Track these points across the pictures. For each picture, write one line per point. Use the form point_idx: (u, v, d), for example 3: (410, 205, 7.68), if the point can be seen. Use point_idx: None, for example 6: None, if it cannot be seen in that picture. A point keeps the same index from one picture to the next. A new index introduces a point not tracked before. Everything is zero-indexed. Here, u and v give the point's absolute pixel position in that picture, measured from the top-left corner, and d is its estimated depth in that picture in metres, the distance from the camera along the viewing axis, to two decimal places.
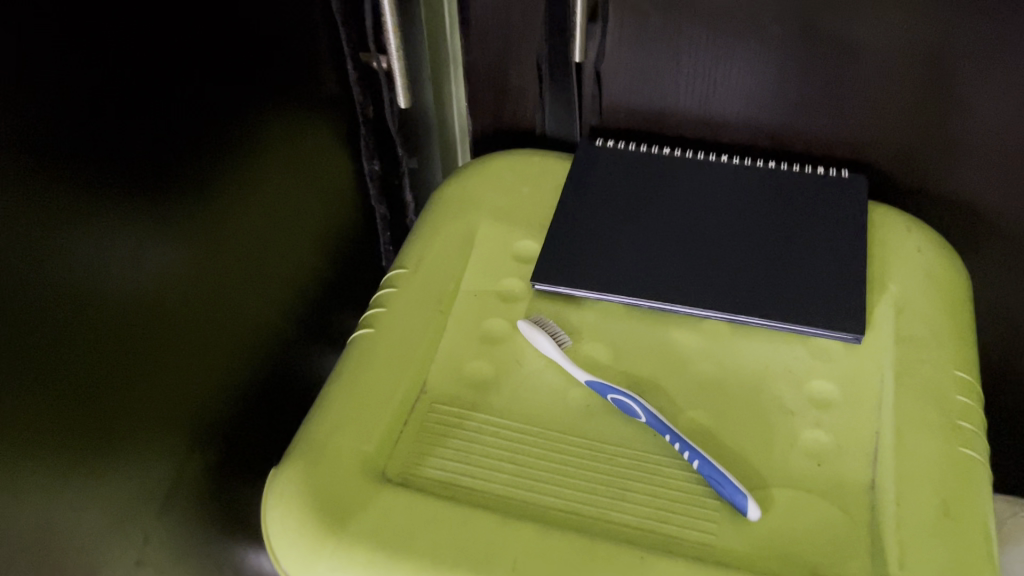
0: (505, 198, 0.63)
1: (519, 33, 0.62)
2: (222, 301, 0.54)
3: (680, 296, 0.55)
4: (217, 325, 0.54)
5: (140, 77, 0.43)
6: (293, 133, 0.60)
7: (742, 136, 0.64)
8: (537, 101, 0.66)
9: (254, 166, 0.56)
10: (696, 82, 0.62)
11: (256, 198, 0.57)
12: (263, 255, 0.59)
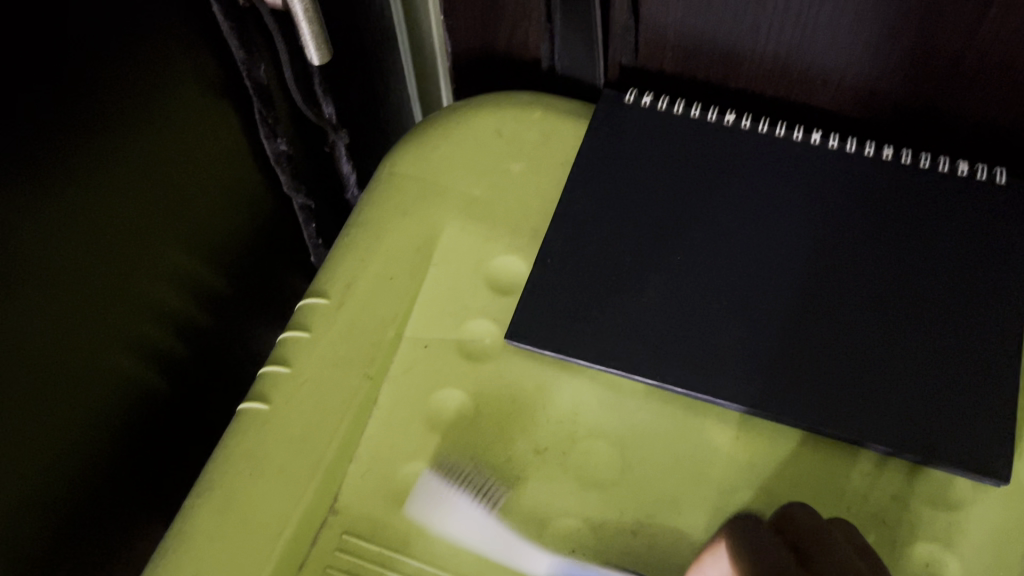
0: (486, 179, 0.44)
1: None
2: (43, 358, 0.34)
3: (729, 379, 0.36)
4: (32, 398, 0.34)
5: None
6: (173, 79, 0.37)
7: (847, 99, 0.43)
8: (543, 27, 0.45)
9: (97, 146, 0.34)
10: (787, 21, 0.40)
11: (107, 192, 0.35)
12: (128, 269, 0.38)
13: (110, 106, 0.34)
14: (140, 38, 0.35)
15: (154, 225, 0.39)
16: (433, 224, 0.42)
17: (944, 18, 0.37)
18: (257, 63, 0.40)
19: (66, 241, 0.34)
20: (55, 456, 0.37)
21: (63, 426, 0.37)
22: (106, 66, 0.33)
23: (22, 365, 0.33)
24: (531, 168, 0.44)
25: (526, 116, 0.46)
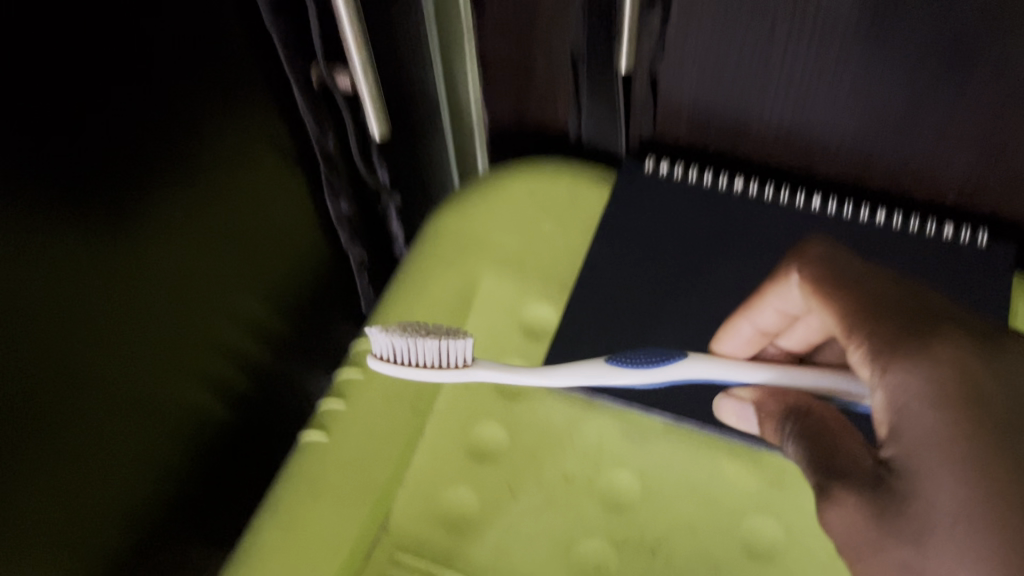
0: (519, 238, 0.49)
1: (548, 20, 0.46)
2: (124, 380, 0.38)
3: (735, 417, 0.41)
4: (112, 416, 0.38)
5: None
6: (246, 140, 0.42)
7: (843, 168, 0.48)
8: (571, 103, 0.51)
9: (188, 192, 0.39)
10: (790, 98, 0.45)
11: (190, 235, 0.40)
12: (200, 306, 0.43)
13: (199, 159, 0.39)
14: (225, 106, 0.40)
15: (224, 270, 0.44)
16: (472, 276, 0.47)
17: (926, 96, 0.42)
18: (325, 139, 0.47)
19: (167, 262, 0.39)
20: (126, 469, 0.40)
21: (133, 445, 0.40)
22: (198, 125, 0.39)
23: (107, 386, 0.37)
24: (560, 228, 0.49)
25: (554, 180, 0.51)
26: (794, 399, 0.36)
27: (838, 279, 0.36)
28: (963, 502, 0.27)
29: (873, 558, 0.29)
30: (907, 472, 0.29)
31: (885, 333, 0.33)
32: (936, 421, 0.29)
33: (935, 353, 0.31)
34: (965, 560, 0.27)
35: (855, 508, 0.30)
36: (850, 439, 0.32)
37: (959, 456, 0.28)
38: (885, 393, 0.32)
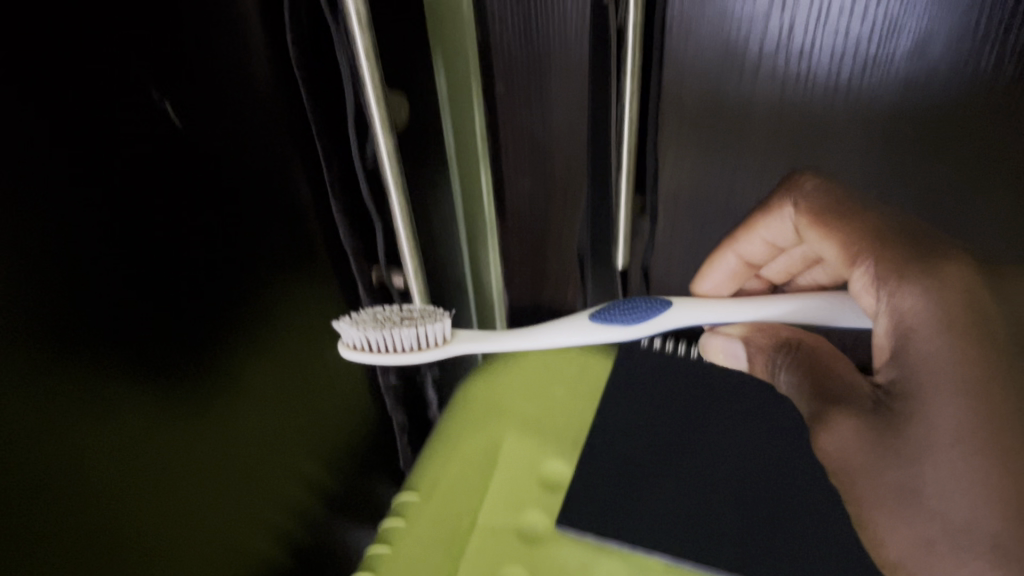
0: (536, 404, 0.57)
1: (560, 221, 0.58)
2: (230, 506, 0.41)
3: (728, 552, 0.46)
4: (218, 545, 0.40)
5: (182, 221, 0.34)
6: (311, 305, 0.46)
7: None
8: (579, 290, 0.62)
9: (235, 341, 0.39)
10: None
11: (255, 388, 0.42)
12: (284, 453, 0.46)
13: (260, 314, 0.41)
14: (328, 282, 0.47)
15: (302, 424, 0.48)
16: (496, 436, 0.55)
17: None
18: None
19: (223, 456, 0.40)
20: None
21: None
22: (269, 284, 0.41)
23: (217, 509, 0.40)
24: (571, 395, 0.58)
25: (565, 356, 0.60)
26: (778, 334, 0.44)
27: (839, 211, 0.45)
28: (959, 414, 0.32)
29: (875, 481, 0.34)
30: (898, 393, 0.35)
31: (892, 259, 0.39)
32: (934, 342, 0.34)
33: (947, 277, 0.37)
34: (956, 479, 0.32)
35: (857, 429, 0.36)
36: (839, 365, 0.39)
37: (957, 357, 0.33)
38: (892, 311, 0.38)
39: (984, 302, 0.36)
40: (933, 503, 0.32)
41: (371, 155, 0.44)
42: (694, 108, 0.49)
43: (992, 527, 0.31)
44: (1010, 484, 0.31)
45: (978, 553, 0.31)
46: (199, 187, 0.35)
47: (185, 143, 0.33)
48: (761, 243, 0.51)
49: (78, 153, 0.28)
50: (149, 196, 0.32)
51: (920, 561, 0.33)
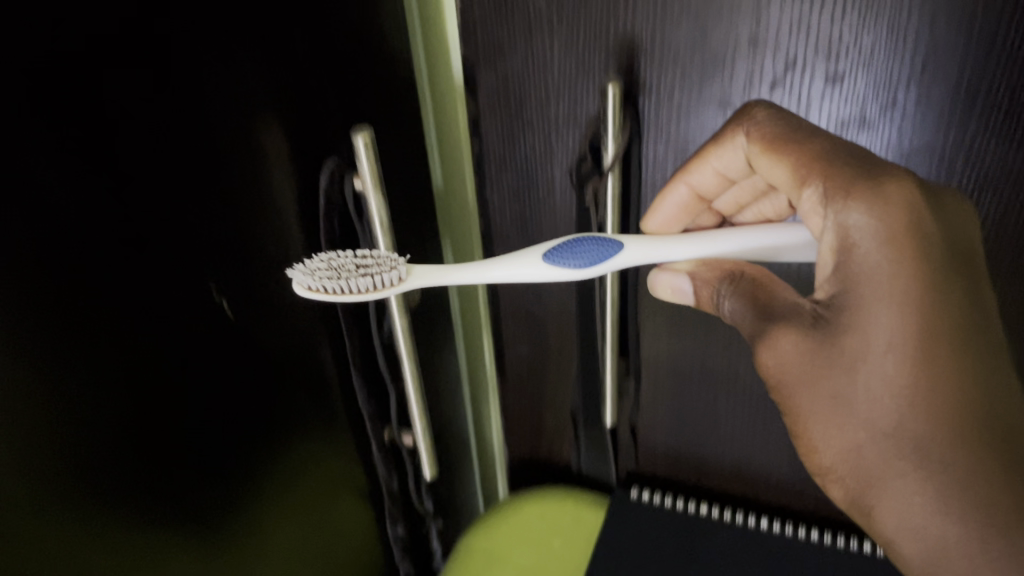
0: (539, 554, 0.60)
1: (554, 381, 0.65)
2: None
3: None
4: None
5: (225, 383, 0.39)
6: (327, 457, 0.50)
7: (787, 484, 0.65)
8: (572, 444, 0.67)
9: (259, 493, 0.43)
10: (739, 435, 0.64)
11: (272, 540, 0.45)
12: None
13: (284, 467, 0.45)
14: (343, 444, 0.52)
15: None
16: None
17: None
18: (392, 480, 0.57)
19: None
20: None
21: None
22: (295, 440, 0.46)
23: None
24: (570, 543, 0.61)
25: (563, 506, 0.64)
26: (721, 266, 0.45)
27: (791, 135, 0.43)
28: (895, 330, 0.33)
29: (812, 388, 0.35)
30: (837, 308, 0.36)
31: (839, 176, 0.38)
32: (877, 255, 0.35)
33: (889, 194, 0.36)
34: (892, 380, 0.33)
35: (800, 342, 0.36)
36: (780, 289, 0.40)
37: (898, 270, 0.34)
38: (840, 227, 0.37)
39: (924, 219, 0.35)
40: (863, 410, 0.34)
41: (388, 332, 0.51)
42: None
43: (936, 448, 0.32)
44: (939, 388, 0.32)
45: (910, 460, 0.32)
46: (251, 370, 0.41)
47: (244, 334, 0.40)
48: (713, 173, 0.49)
49: (161, 334, 0.34)
50: (216, 368, 0.38)
51: (855, 471, 0.34)
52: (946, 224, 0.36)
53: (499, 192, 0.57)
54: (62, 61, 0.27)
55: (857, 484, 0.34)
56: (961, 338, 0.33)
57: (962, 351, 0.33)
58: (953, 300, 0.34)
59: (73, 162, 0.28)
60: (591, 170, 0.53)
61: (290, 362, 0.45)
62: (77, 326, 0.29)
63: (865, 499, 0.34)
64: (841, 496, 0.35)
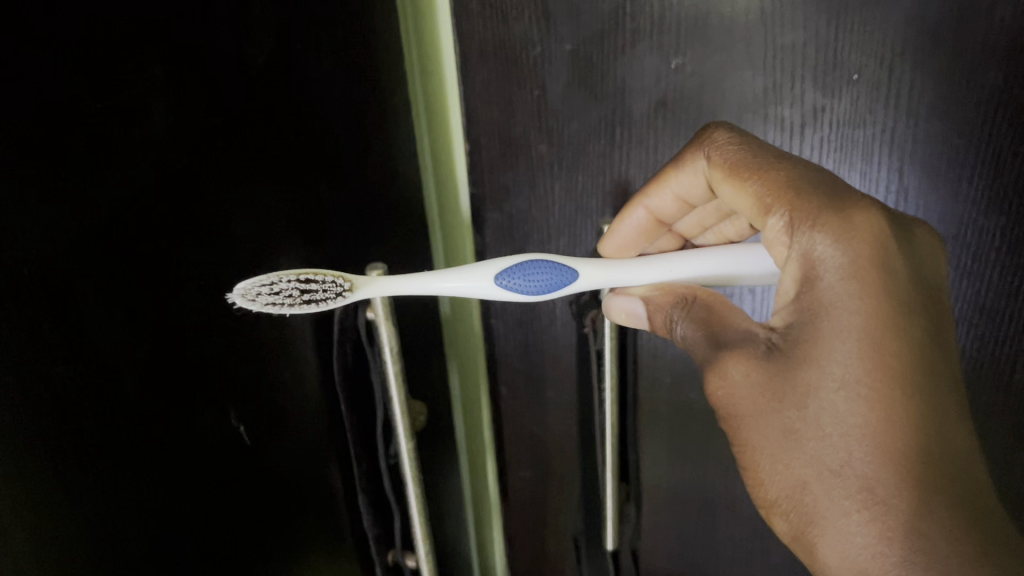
0: None
1: (556, 506, 0.66)
2: None
3: None
4: None
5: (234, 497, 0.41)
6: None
7: None
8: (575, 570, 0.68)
9: None
10: (739, 556, 0.65)
11: None
12: None
13: None
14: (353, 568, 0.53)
15: None
16: None
17: None
18: None
19: None
20: None
21: None
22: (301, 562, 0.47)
23: None
24: None
25: None
26: (675, 290, 0.44)
27: (750, 163, 0.40)
28: (849, 367, 0.32)
29: (761, 420, 0.35)
30: (794, 340, 0.35)
31: (804, 203, 0.36)
32: (839, 289, 0.34)
33: (855, 227, 0.35)
34: (842, 418, 0.32)
35: (753, 371, 0.35)
36: (733, 315, 0.40)
37: (857, 309, 0.33)
38: (805, 257, 0.35)
39: (893, 255, 0.34)
40: (813, 447, 0.33)
41: (394, 455, 0.53)
42: (664, 411, 0.61)
43: (881, 487, 0.31)
44: (889, 430, 0.31)
45: (853, 500, 0.32)
46: (260, 497, 0.43)
47: (257, 463, 0.42)
48: (671, 198, 0.48)
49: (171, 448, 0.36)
50: (225, 482, 0.40)
51: (799, 506, 0.34)
52: (913, 259, 0.35)
53: (504, 320, 0.59)
54: (113, 213, 0.32)
55: (800, 518, 0.34)
56: (916, 376, 0.32)
57: (916, 390, 0.32)
58: (910, 336, 0.33)
59: (118, 296, 0.32)
60: (590, 303, 0.56)
61: (299, 481, 0.46)
62: (100, 450, 0.32)
63: (806, 534, 0.33)
64: (786, 529, 0.35)
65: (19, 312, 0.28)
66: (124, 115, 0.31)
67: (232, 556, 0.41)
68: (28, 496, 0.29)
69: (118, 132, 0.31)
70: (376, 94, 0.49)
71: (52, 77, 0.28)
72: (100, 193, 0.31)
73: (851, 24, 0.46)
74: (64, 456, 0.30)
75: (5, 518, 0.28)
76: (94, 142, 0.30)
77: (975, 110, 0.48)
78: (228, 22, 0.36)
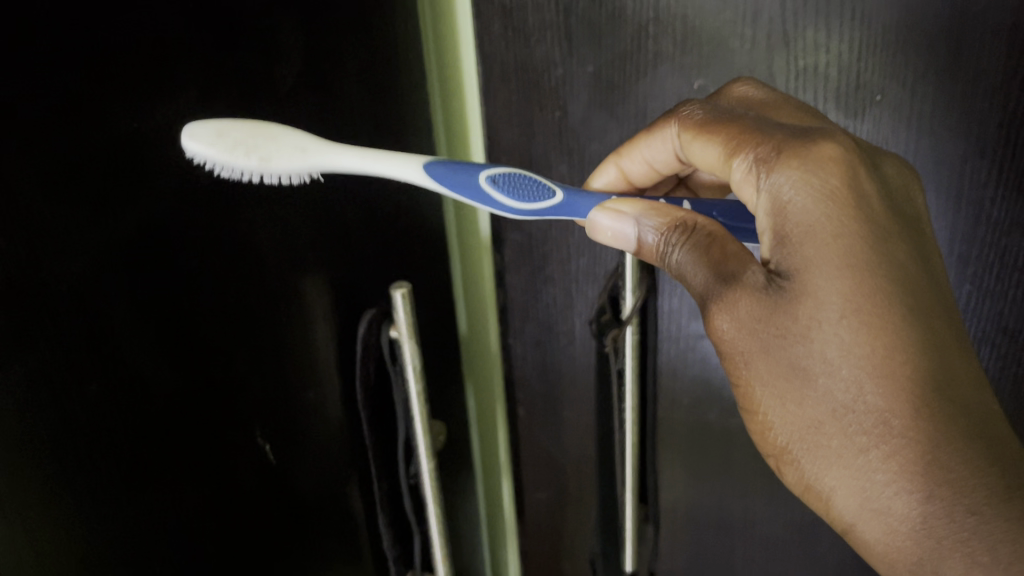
0: None
1: (572, 526, 0.66)
2: None
3: None
4: None
5: (261, 504, 0.41)
6: None
7: None
8: None
9: None
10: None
11: None
12: None
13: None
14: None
15: None
16: None
17: (849, 569, 0.62)
18: None
19: None
20: None
21: None
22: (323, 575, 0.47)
23: None
24: None
25: None
26: (673, 214, 0.38)
27: (717, 119, 0.41)
28: (847, 294, 0.32)
29: (766, 358, 0.33)
30: (790, 271, 0.33)
31: (770, 141, 0.37)
32: (820, 214, 0.33)
33: (822, 153, 0.35)
34: (847, 348, 0.31)
35: (755, 305, 0.33)
36: (734, 245, 0.36)
37: (843, 233, 0.33)
38: (773, 190, 0.35)
39: (861, 177, 0.35)
40: (822, 383, 0.32)
41: (415, 475, 0.52)
42: (682, 429, 0.61)
43: (897, 419, 0.31)
44: (897, 357, 0.31)
45: (870, 434, 0.31)
46: (286, 505, 0.43)
47: (282, 472, 0.43)
48: (644, 163, 0.47)
49: (200, 450, 0.36)
50: (254, 487, 0.40)
51: (813, 447, 0.33)
52: (881, 180, 0.36)
53: (521, 341, 0.60)
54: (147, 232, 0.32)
55: (813, 461, 0.33)
56: (910, 298, 0.32)
57: (913, 313, 0.32)
58: (897, 257, 0.33)
59: (155, 299, 0.33)
60: (612, 321, 0.52)
61: (323, 493, 0.46)
62: (126, 471, 0.32)
63: (820, 479, 0.33)
64: (795, 477, 0.35)
65: (64, 308, 0.29)
66: (167, 125, 0.32)
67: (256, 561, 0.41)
68: (58, 494, 0.29)
69: (161, 139, 0.32)
70: (405, 111, 0.50)
71: (104, 90, 0.29)
72: (142, 197, 0.32)
73: (871, 46, 0.47)
74: (84, 485, 0.30)
75: (33, 508, 0.28)
76: (141, 152, 0.31)
77: (998, 132, 0.48)
78: (263, 44, 0.37)
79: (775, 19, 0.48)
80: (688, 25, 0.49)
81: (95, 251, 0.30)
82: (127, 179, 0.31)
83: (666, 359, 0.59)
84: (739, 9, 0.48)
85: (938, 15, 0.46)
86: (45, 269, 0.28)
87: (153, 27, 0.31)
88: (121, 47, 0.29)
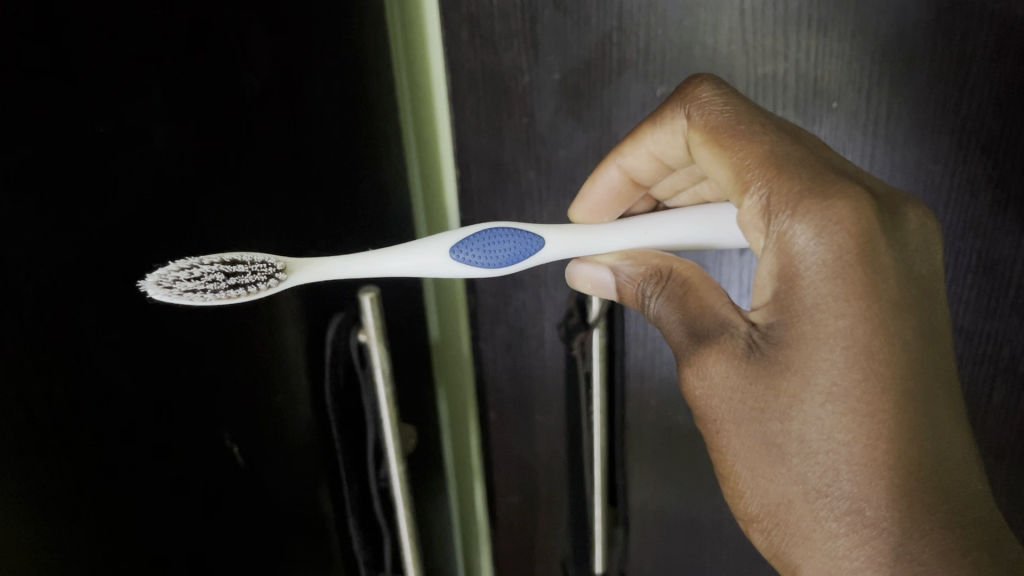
0: None
1: (544, 529, 0.67)
2: None
3: None
4: None
5: (232, 493, 0.41)
6: None
7: None
8: None
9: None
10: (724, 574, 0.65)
11: None
12: None
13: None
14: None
15: None
16: None
17: None
18: None
19: None
20: None
21: None
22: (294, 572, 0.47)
23: None
24: None
25: None
26: (648, 261, 0.42)
27: (733, 130, 0.38)
28: (836, 379, 0.32)
29: (741, 428, 0.34)
30: (776, 342, 0.34)
31: (788, 186, 0.34)
32: (822, 289, 0.32)
33: (837, 212, 0.33)
34: (828, 431, 0.32)
35: (730, 372, 0.35)
36: (710, 295, 0.38)
37: (844, 312, 0.32)
38: (783, 249, 0.34)
39: (879, 244, 0.33)
40: (797, 463, 0.33)
41: (385, 478, 0.53)
42: (651, 433, 0.62)
43: (870, 509, 0.31)
44: (880, 447, 0.31)
45: (841, 520, 0.32)
46: (256, 501, 0.43)
47: (255, 470, 0.43)
48: (647, 157, 0.47)
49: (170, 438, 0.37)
50: (225, 478, 0.41)
51: (782, 524, 0.34)
52: (901, 247, 0.34)
53: (492, 344, 0.60)
54: (116, 232, 0.33)
55: (781, 535, 0.34)
56: (906, 382, 0.32)
57: (905, 403, 0.31)
58: (902, 338, 0.32)
59: (121, 288, 0.33)
60: (579, 325, 0.55)
61: (294, 489, 0.47)
62: (95, 474, 0.32)
63: (788, 552, 0.34)
64: (764, 542, 0.35)
65: (35, 284, 0.29)
66: (142, 118, 0.33)
67: (225, 552, 0.41)
68: (40, 469, 0.30)
69: (136, 132, 0.33)
70: (375, 116, 0.50)
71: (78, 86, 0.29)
72: (117, 188, 0.32)
73: (828, 56, 0.49)
74: (51, 490, 0.30)
75: (21, 482, 0.29)
76: (116, 147, 0.32)
77: (950, 138, 0.50)
78: (231, 49, 0.38)
79: (736, 28, 0.49)
80: (651, 33, 0.50)
81: (63, 254, 0.30)
82: (98, 178, 0.31)
83: (633, 363, 0.60)
84: (700, 19, 0.49)
85: (893, 23, 0.48)
86: (18, 248, 0.28)
87: (125, 25, 0.31)
88: (92, 44, 0.30)
